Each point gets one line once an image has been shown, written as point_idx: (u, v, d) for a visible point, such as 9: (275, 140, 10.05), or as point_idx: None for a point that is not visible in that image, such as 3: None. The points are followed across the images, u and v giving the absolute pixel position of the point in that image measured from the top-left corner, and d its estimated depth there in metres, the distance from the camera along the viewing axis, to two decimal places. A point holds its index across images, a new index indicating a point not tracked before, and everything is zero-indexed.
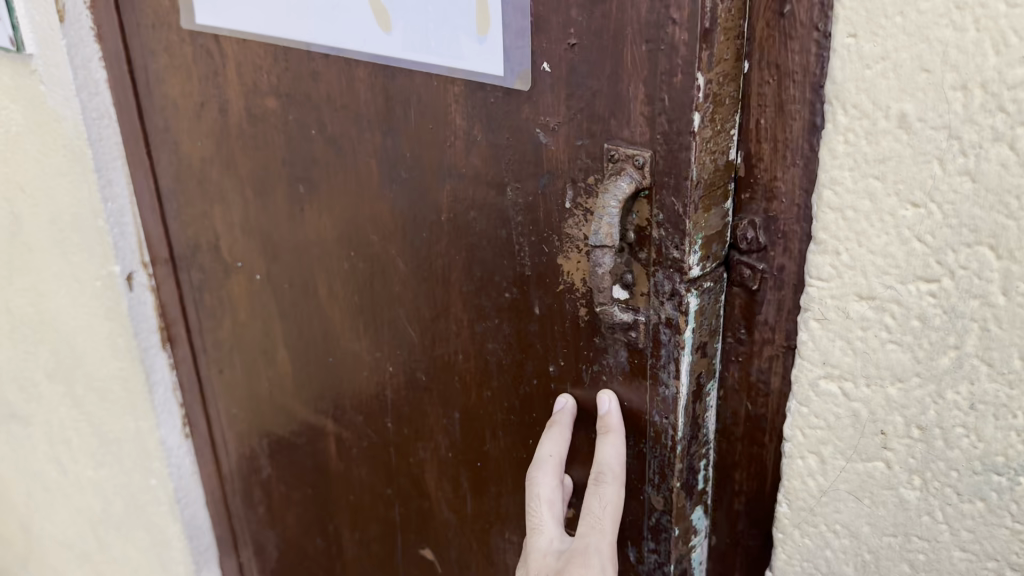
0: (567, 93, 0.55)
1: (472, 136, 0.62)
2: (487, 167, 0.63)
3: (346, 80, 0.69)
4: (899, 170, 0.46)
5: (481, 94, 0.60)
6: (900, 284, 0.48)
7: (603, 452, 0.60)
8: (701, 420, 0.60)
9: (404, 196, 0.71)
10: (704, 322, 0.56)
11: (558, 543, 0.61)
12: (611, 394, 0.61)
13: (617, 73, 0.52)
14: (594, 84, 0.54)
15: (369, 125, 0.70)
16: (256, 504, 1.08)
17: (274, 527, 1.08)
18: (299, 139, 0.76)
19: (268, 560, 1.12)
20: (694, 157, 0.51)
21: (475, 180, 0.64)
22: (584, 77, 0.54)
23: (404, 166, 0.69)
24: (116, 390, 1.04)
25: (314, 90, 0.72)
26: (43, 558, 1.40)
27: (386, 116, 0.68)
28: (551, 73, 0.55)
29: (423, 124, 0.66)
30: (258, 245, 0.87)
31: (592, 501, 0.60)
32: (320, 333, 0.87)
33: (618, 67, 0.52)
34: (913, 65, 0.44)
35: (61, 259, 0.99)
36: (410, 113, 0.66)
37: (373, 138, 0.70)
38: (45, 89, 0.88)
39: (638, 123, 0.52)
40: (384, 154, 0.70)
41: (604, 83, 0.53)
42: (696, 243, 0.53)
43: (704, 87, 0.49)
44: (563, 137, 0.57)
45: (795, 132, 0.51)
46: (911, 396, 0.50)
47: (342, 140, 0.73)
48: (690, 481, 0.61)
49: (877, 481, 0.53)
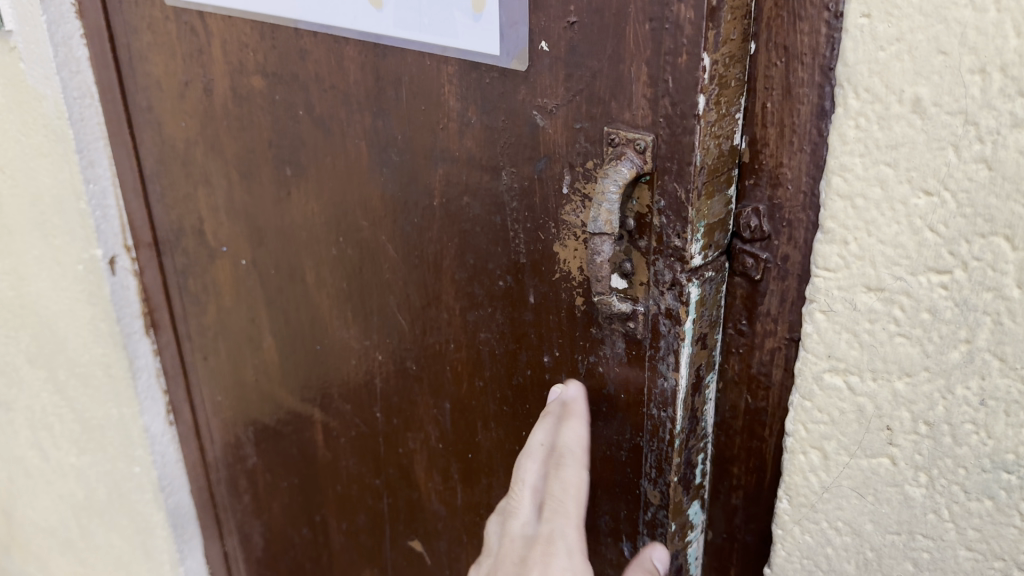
0: (566, 73, 0.53)
1: (467, 118, 0.60)
2: (482, 150, 0.60)
3: (336, 59, 0.66)
4: (911, 156, 0.44)
5: (476, 75, 0.58)
6: (910, 275, 0.47)
7: (563, 433, 0.59)
8: (699, 414, 0.58)
9: (395, 179, 0.68)
10: (704, 313, 0.54)
11: (532, 529, 0.58)
12: (580, 383, 0.61)
13: (619, 54, 0.50)
14: (594, 64, 0.51)
15: (359, 106, 0.67)
16: (242, 493, 1.06)
17: (260, 517, 1.06)
18: (287, 119, 0.73)
19: (253, 549, 1.10)
20: (698, 141, 0.49)
21: (469, 164, 0.62)
22: (584, 56, 0.52)
23: (396, 149, 0.67)
24: (99, 376, 1.01)
25: (302, 70, 0.69)
26: (24, 545, 1.38)
27: (377, 97, 0.65)
28: (549, 52, 0.53)
29: (415, 105, 0.63)
30: (243, 229, 0.84)
31: (553, 484, 0.58)
32: (307, 320, 0.85)
33: (621, 47, 0.50)
34: (930, 47, 0.42)
35: (42, 242, 0.96)
36: (402, 94, 0.64)
37: (363, 119, 0.68)
38: (25, 67, 0.85)
39: (640, 105, 0.50)
40: (375, 137, 0.68)
41: (605, 64, 0.51)
42: (699, 231, 0.51)
43: (710, 67, 0.47)
44: (561, 120, 0.54)
45: (803, 117, 0.49)
46: (919, 390, 0.49)
47: (331, 121, 0.70)
48: (687, 476, 0.59)
49: (881, 478, 0.52)
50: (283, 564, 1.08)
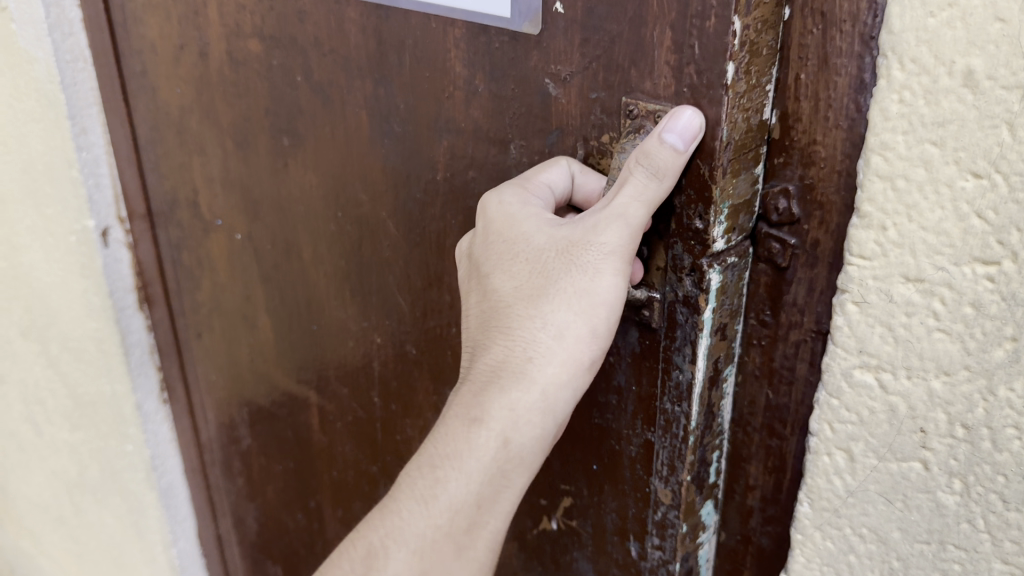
0: (582, 37, 0.49)
1: (473, 86, 0.56)
2: (488, 121, 0.57)
3: (336, 22, 0.62)
4: (960, 135, 0.40)
5: (484, 39, 0.54)
6: (952, 266, 0.43)
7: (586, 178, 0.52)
8: (716, 409, 0.54)
9: (396, 151, 0.64)
10: (725, 301, 0.51)
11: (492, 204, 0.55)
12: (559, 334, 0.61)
13: (641, 16, 0.46)
14: (614, 28, 0.47)
15: (359, 72, 0.63)
16: (236, 475, 1.03)
17: (254, 500, 1.03)
18: (284, 86, 0.69)
19: (247, 532, 1.07)
20: (724, 114, 0.45)
21: (475, 136, 0.58)
22: (602, 20, 0.48)
23: (398, 119, 0.63)
24: (91, 351, 0.98)
25: (300, 33, 0.65)
26: (17, 519, 1.36)
27: (379, 63, 0.61)
28: (564, 14, 0.49)
29: (418, 71, 0.59)
30: (238, 201, 0.81)
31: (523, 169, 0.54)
32: (303, 299, 0.81)
33: (643, 9, 0.46)
34: (986, 13, 0.38)
35: (34, 211, 0.92)
36: (404, 59, 0.60)
37: (364, 87, 0.64)
38: (16, 28, 0.81)
39: (663, 73, 0.46)
40: (376, 105, 0.64)
41: (626, 27, 0.47)
42: (722, 212, 0.47)
43: (740, 31, 0.43)
44: (576, 89, 0.51)
45: (840, 90, 0.45)
46: (958, 391, 0.45)
47: (330, 88, 0.66)
48: (701, 474, 0.56)
49: (911, 483, 0.48)
50: (277, 549, 1.05)
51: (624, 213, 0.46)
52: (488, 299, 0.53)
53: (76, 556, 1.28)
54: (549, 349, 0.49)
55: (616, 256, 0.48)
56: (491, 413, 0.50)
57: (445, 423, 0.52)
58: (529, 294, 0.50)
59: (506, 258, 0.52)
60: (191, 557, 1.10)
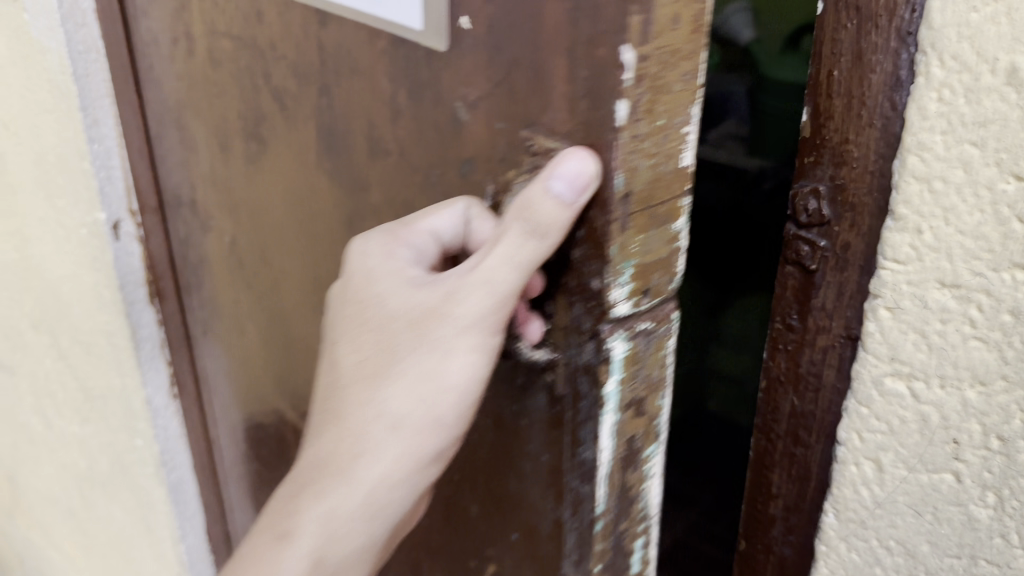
0: (486, 59, 0.44)
1: (395, 105, 0.51)
2: (413, 147, 0.52)
3: (286, 21, 0.57)
4: (1002, 135, 0.39)
5: (403, 52, 0.49)
6: (991, 272, 0.41)
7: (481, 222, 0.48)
8: (634, 484, 0.51)
9: (340, 169, 0.59)
10: (637, 374, 0.47)
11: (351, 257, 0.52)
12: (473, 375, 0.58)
13: (537, 41, 0.41)
14: (514, 50, 0.42)
15: (305, 79, 0.58)
16: (237, 479, 1.01)
17: (253, 506, 1.01)
18: (250, 90, 0.65)
19: None
20: (619, 160, 0.40)
21: (401, 161, 0.53)
22: (505, 40, 0.42)
23: (339, 134, 0.57)
24: (102, 345, 0.97)
25: (257, 32, 0.61)
26: (28, 512, 1.35)
27: (321, 72, 0.56)
28: (472, 29, 0.44)
29: (352, 85, 0.54)
30: (226, 203, 0.78)
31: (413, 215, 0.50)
32: (279, 312, 0.78)
33: (538, 33, 0.41)
34: None
35: (46, 204, 0.92)
36: (339, 71, 0.54)
37: (310, 96, 0.59)
38: (29, 18, 0.80)
39: (560, 107, 0.41)
40: (323, 117, 0.58)
41: (526, 49, 0.42)
42: (623, 274, 0.43)
43: (635, 66, 0.38)
44: (482, 117, 0.46)
45: (874, 87, 0.43)
46: (994, 402, 0.43)
47: (284, 95, 0.61)
48: (616, 558, 0.53)
49: (942, 496, 0.46)
50: None
51: (478, 298, 0.45)
52: (332, 367, 0.51)
53: (85, 550, 1.28)
54: (384, 438, 0.49)
55: (463, 348, 0.47)
56: (310, 513, 0.50)
57: (308, 503, 0.51)
58: (372, 375, 0.49)
59: (359, 327, 0.50)
60: (199, 554, 1.10)
